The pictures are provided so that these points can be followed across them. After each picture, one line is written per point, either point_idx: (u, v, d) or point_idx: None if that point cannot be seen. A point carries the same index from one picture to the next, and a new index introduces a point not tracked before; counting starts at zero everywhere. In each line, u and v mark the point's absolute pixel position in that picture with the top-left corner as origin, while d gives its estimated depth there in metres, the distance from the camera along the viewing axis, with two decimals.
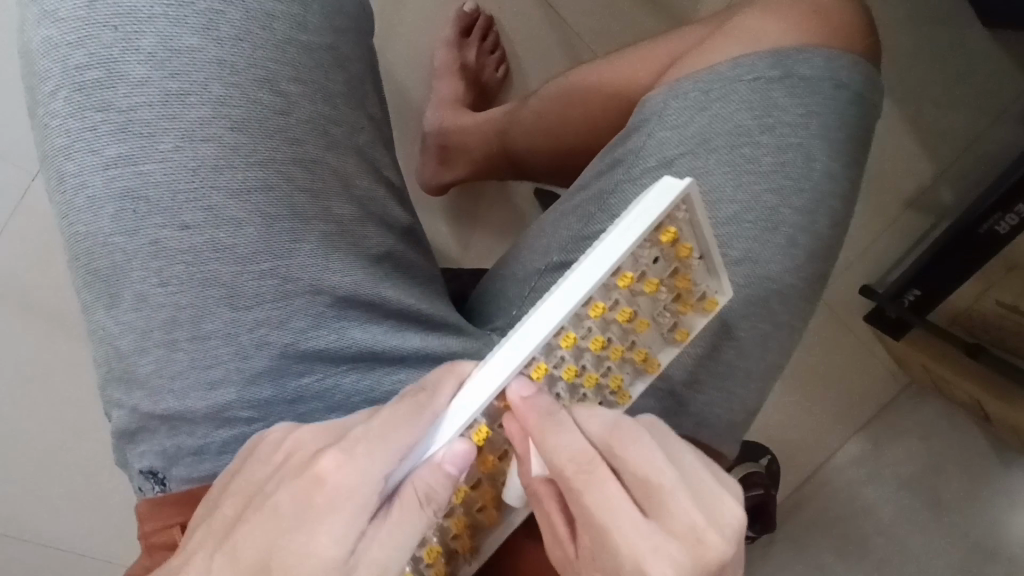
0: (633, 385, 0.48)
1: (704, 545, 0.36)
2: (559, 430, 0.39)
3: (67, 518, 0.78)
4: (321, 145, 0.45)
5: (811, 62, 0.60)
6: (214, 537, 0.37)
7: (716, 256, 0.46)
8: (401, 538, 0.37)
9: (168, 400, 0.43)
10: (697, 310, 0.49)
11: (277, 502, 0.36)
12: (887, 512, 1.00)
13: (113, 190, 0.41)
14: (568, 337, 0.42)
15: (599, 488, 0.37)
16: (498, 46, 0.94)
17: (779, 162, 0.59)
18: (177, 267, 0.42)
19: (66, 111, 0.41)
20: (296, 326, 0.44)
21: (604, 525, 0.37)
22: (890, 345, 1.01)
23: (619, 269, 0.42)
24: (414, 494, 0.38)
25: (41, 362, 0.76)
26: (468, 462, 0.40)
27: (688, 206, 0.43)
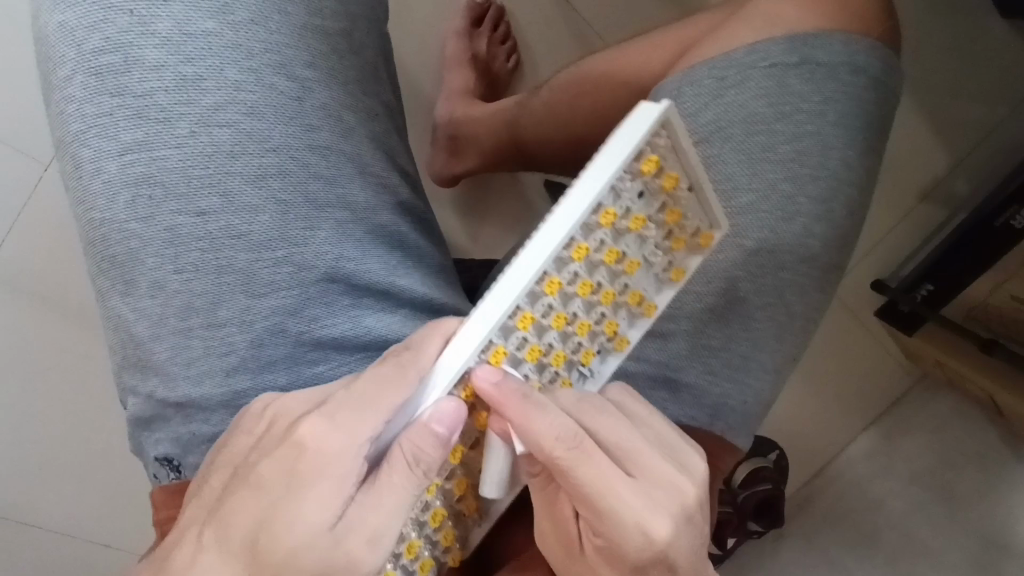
0: (630, 329, 0.47)
1: (680, 490, 0.42)
2: (542, 411, 0.39)
3: (81, 507, 0.79)
4: (336, 132, 0.45)
5: (829, 48, 0.59)
6: (205, 511, 0.39)
7: (704, 185, 0.45)
8: (390, 504, 0.37)
9: (183, 387, 0.43)
10: (690, 245, 0.47)
11: (262, 473, 0.38)
12: (897, 505, 0.97)
13: (129, 175, 0.41)
14: (553, 281, 0.41)
15: (591, 462, 0.39)
16: (508, 36, 0.94)
17: (795, 150, 0.58)
18: (193, 253, 0.41)
19: (81, 96, 0.41)
20: (311, 313, 0.44)
21: (606, 493, 0.39)
22: (901, 340, 1.00)
23: (599, 206, 0.41)
24: (399, 459, 0.37)
25: (53, 352, 0.76)
26: (459, 421, 0.38)
27: (668, 131, 0.41)
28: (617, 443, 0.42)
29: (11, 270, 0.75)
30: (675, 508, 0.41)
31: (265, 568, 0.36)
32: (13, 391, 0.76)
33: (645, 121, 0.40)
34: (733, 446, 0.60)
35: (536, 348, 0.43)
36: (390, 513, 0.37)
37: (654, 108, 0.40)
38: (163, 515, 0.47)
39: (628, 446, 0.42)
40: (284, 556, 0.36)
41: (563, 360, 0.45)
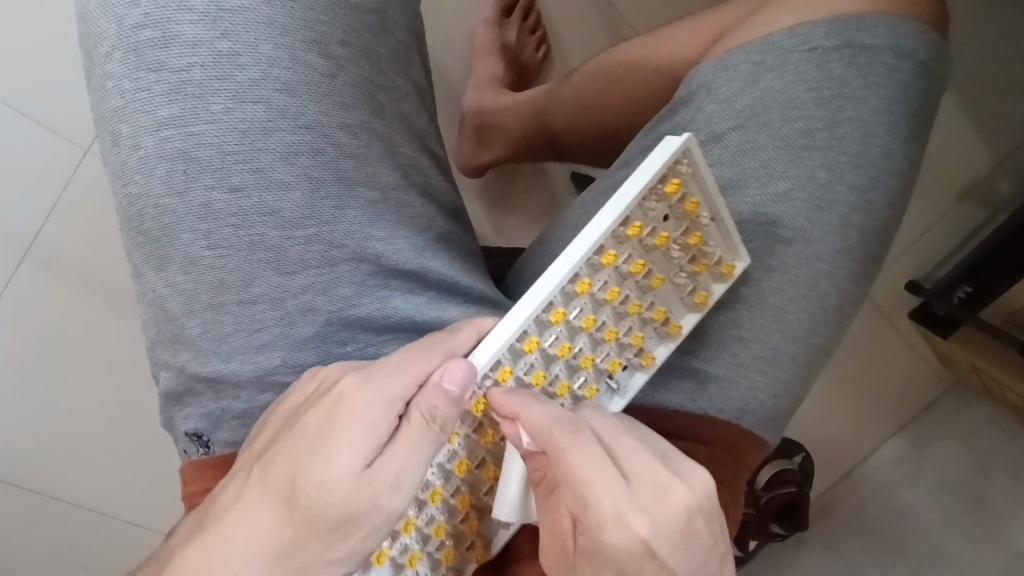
0: (657, 347, 0.49)
1: (675, 491, 0.38)
2: (543, 403, 0.40)
3: (110, 486, 0.81)
4: (367, 111, 0.45)
5: (872, 31, 0.57)
6: (250, 460, 0.41)
7: (727, 216, 0.47)
8: (413, 459, 0.38)
9: (214, 362, 0.44)
10: (713, 272, 0.49)
11: (304, 425, 0.39)
12: (924, 517, 0.92)
13: (165, 151, 0.41)
14: (585, 282, 0.43)
15: (582, 451, 0.39)
16: (538, 25, 0.93)
17: (834, 137, 0.57)
18: (226, 230, 0.42)
19: (121, 71, 0.41)
20: (339, 293, 0.44)
21: (594, 481, 0.38)
22: (935, 344, 0.98)
23: (628, 219, 0.43)
24: (420, 417, 0.39)
25: (87, 332, 0.78)
26: (471, 381, 0.40)
27: (692, 157, 0.44)
28: (615, 445, 0.40)
29: (47, 252, 0.76)
30: (665, 514, 0.38)
31: (299, 508, 0.37)
32: (45, 373, 0.77)
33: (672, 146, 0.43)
34: (761, 443, 0.59)
35: (566, 345, 0.44)
36: (413, 467, 0.38)
37: (680, 136, 0.42)
38: (191, 489, 0.47)
39: (626, 449, 0.40)
40: (312, 498, 0.37)
41: (591, 365, 0.46)
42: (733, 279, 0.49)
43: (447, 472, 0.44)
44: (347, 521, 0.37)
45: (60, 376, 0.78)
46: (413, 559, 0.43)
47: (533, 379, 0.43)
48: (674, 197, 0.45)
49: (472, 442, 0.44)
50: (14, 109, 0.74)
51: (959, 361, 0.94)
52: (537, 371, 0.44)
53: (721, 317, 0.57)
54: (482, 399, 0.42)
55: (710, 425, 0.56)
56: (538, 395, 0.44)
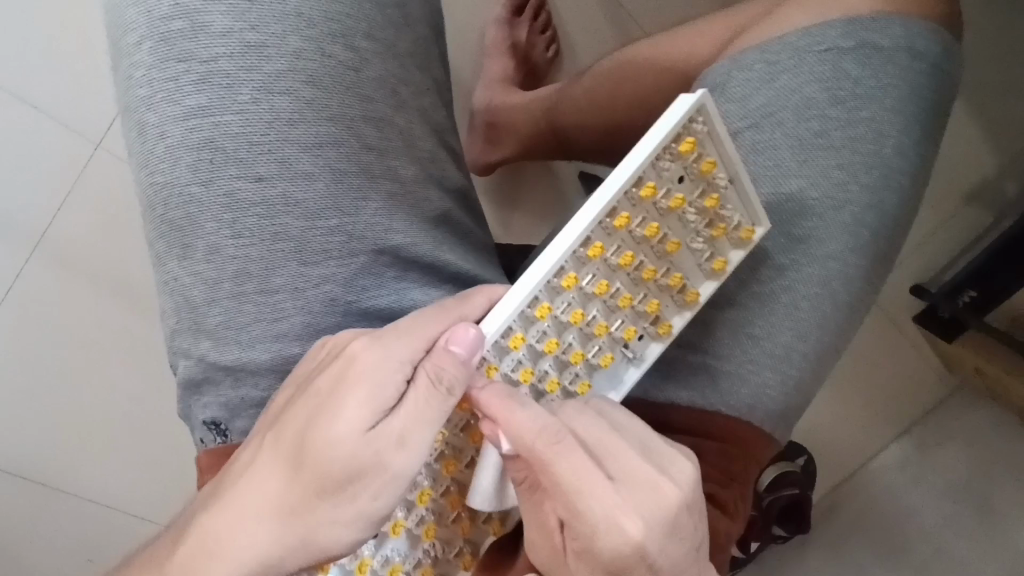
0: (674, 316, 0.49)
1: (664, 491, 0.40)
2: (528, 407, 0.39)
3: (110, 475, 0.80)
4: (389, 105, 0.45)
5: (888, 32, 0.57)
6: (266, 422, 0.41)
7: (743, 179, 0.47)
8: (420, 418, 0.39)
9: (234, 351, 0.44)
10: (732, 238, 0.49)
11: (316, 387, 0.40)
12: (929, 519, 0.95)
13: (191, 140, 0.41)
14: (597, 246, 0.43)
15: (567, 458, 0.39)
16: (549, 25, 0.93)
17: (848, 137, 0.57)
18: (250, 219, 0.42)
19: (150, 61, 0.42)
20: (359, 283, 0.44)
21: (583, 489, 0.39)
22: (938, 345, 0.98)
23: (642, 180, 0.43)
24: (425, 377, 0.39)
25: (97, 326, 0.78)
26: (479, 346, 0.40)
27: (706, 115, 0.44)
28: (599, 446, 0.40)
29: (59, 244, 0.76)
30: (654, 513, 0.39)
31: (312, 464, 0.38)
32: (56, 368, 0.77)
33: (686, 103, 0.43)
34: (769, 439, 0.58)
35: (579, 311, 0.45)
36: (420, 426, 0.39)
37: (692, 94, 0.42)
38: (208, 478, 0.48)
39: (611, 449, 0.40)
40: (324, 455, 0.38)
41: (606, 332, 0.46)
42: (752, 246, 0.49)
43: (461, 441, 0.44)
44: (354, 477, 0.38)
45: (71, 372, 0.78)
46: (429, 529, 0.43)
47: (545, 347, 0.44)
48: (689, 157, 0.45)
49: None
50: (25, 101, 0.74)
51: (964, 363, 0.93)
52: (549, 338, 0.44)
53: (733, 314, 0.58)
54: (494, 366, 0.42)
55: (718, 421, 0.56)
56: (552, 362, 0.45)
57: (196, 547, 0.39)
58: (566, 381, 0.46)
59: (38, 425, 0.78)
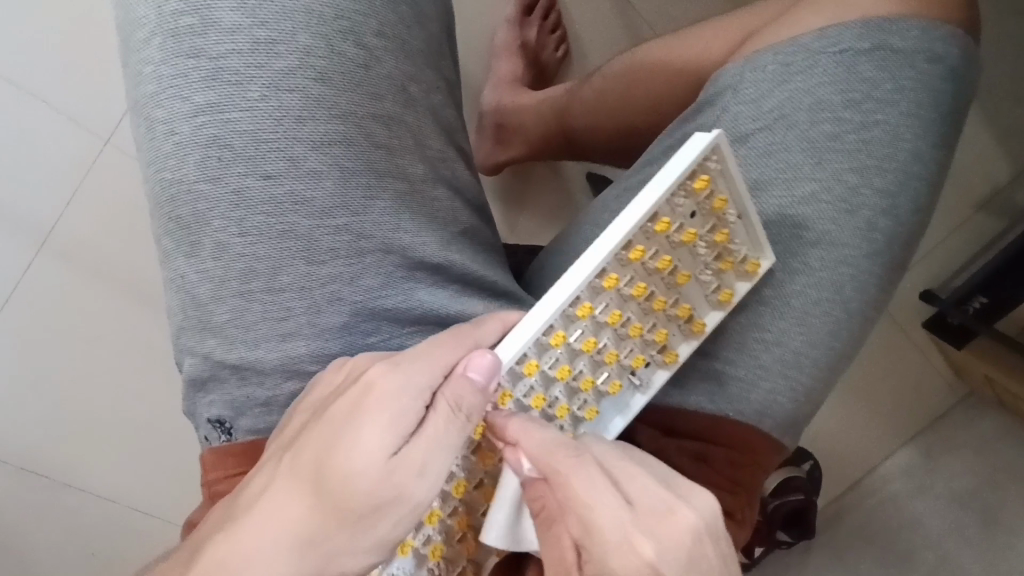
0: (681, 343, 0.50)
1: (679, 513, 0.37)
2: (546, 427, 0.41)
3: (120, 474, 0.81)
4: (399, 102, 0.45)
5: (904, 34, 0.56)
6: (281, 448, 0.41)
7: (752, 215, 0.48)
8: (436, 440, 0.39)
9: (240, 349, 0.44)
10: (737, 270, 0.50)
11: (334, 414, 0.39)
12: (934, 529, 0.91)
13: (200, 137, 0.41)
14: (612, 277, 0.44)
15: (583, 473, 0.38)
16: (559, 25, 0.93)
17: (862, 140, 0.56)
18: (258, 217, 0.42)
19: (159, 57, 0.41)
20: (366, 283, 0.44)
21: (597, 503, 0.37)
22: (947, 353, 0.97)
23: (656, 215, 0.44)
24: (444, 403, 0.39)
25: (101, 321, 0.78)
26: (496, 371, 0.41)
27: (721, 155, 0.45)
28: (616, 468, 0.40)
29: (64, 239, 0.76)
30: (669, 538, 0.37)
31: (329, 495, 0.37)
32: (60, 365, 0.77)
33: (702, 143, 0.44)
34: (778, 447, 0.58)
35: (592, 340, 0.46)
36: (440, 450, 0.39)
37: (708, 134, 0.43)
38: (211, 477, 0.47)
39: (629, 471, 0.39)
40: (341, 485, 0.37)
41: (615, 360, 0.47)
42: (758, 278, 0.50)
43: (470, 464, 0.44)
44: (378, 504, 0.37)
45: (76, 368, 0.78)
46: (435, 549, 0.44)
47: (558, 373, 0.45)
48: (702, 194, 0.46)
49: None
50: (33, 95, 0.74)
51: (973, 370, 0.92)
52: (562, 365, 0.45)
53: (743, 318, 0.57)
54: (507, 393, 0.43)
55: (728, 428, 0.56)
56: (563, 388, 0.46)
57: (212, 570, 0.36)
58: (576, 407, 0.47)
59: (40, 420, 0.77)
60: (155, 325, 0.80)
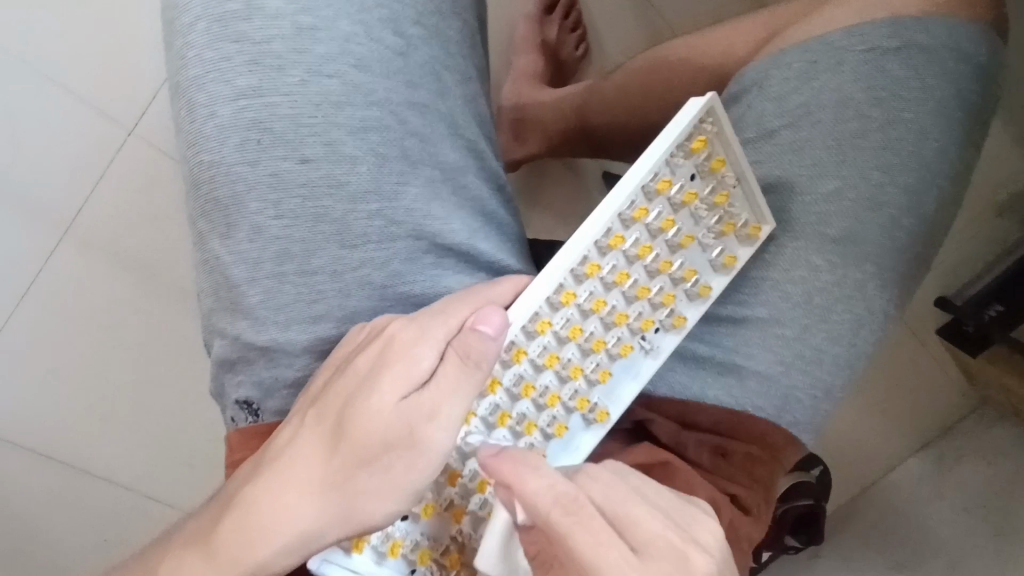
0: (688, 309, 0.52)
1: (693, 561, 0.37)
2: (542, 475, 0.39)
3: (136, 460, 0.81)
4: (433, 91, 0.46)
5: (932, 32, 0.57)
6: (308, 402, 0.43)
7: (750, 180, 0.52)
8: (449, 390, 0.40)
9: (271, 330, 0.45)
10: (739, 235, 0.53)
11: (356, 366, 0.41)
12: (947, 534, 0.86)
13: (241, 120, 0.42)
14: (617, 236, 0.48)
15: (586, 530, 0.37)
16: (580, 23, 0.93)
17: (888, 138, 0.56)
18: (294, 200, 0.43)
19: (203, 41, 0.42)
20: (396, 268, 0.45)
21: (602, 565, 0.36)
22: (965, 360, 0.95)
23: (657, 174, 0.49)
24: (455, 351, 0.41)
25: (123, 308, 0.79)
26: (504, 324, 0.41)
27: (715, 117, 0.49)
28: (620, 514, 0.39)
29: (91, 225, 0.77)
30: None
31: (346, 441, 0.40)
32: (83, 350, 0.79)
33: (696, 106, 0.48)
34: (796, 444, 0.57)
35: (601, 299, 0.48)
36: (450, 399, 0.40)
37: (701, 97, 0.48)
38: (235, 457, 0.48)
39: (634, 518, 0.38)
40: (361, 432, 0.40)
41: (625, 321, 0.50)
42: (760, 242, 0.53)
43: (490, 425, 0.46)
44: (385, 450, 0.40)
45: (99, 354, 0.79)
46: (458, 513, 0.45)
47: (570, 332, 0.48)
48: (698, 155, 0.50)
49: (513, 396, 0.47)
50: (65, 84, 0.75)
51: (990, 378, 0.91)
52: (574, 324, 0.48)
53: (764, 313, 0.57)
54: (520, 349, 0.46)
55: (746, 423, 0.56)
56: (576, 348, 0.48)
57: (241, 520, 0.40)
58: (589, 370, 0.49)
59: (62, 403, 0.79)
60: (177, 314, 0.81)
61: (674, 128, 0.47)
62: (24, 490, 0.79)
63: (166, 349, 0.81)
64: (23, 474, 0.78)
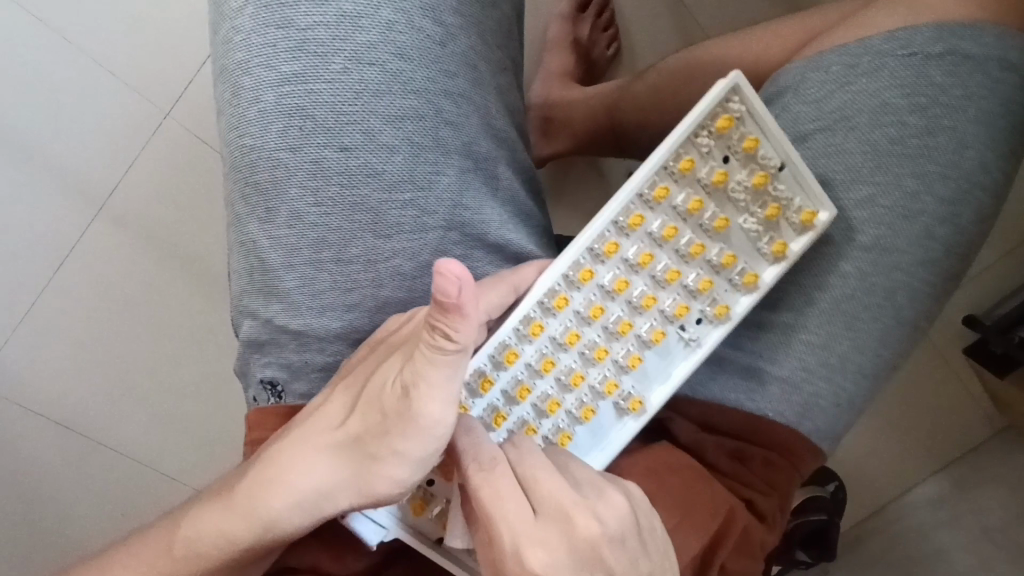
0: (730, 298, 0.50)
1: (577, 526, 0.39)
2: (472, 434, 0.43)
3: (154, 438, 0.83)
4: (470, 81, 0.46)
5: (978, 40, 0.55)
6: (340, 375, 0.45)
7: (796, 160, 0.48)
8: (428, 368, 0.37)
9: (304, 314, 0.46)
10: (791, 222, 0.50)
11: (389, 341, 0.43)
12: (961, 563, 0.86)
13: (283, 106, 0.43)
14: (638, 216, 0.48)
15: (492, 483, 0.40)
16: (612, 23, 0.93)
17: (927, 146, 0.55)
18: (332, 188, 0.44)
19: (250, 26, 0.43)
20: (427, 258, 0.46)
21: (497, 514, 0.40)
22: (986, 380, 0.92)
23: (678, 155, 0.47)
24: (427, 336, 0.36)
25: (147, 288, 0.81)
26: (458, 283, 0.33)
27: (743, 95, 0.47)
28: (528, 475, 0.41)
29: (121, 205, 0.79)
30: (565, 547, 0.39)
31: (361, 405, 0.41)
32: (108, 327, 0.81)
33: (719, 85, 0.46)
34: (816, 451, 0.57)
35: (624, 279, 0.48)
36: (430, 374, 0.37)
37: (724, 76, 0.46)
38: (252, 436, 0.49)
39: (539, 479, 0.41)
40: (373, 396, 0.41)
41: (654, 305, 0.49)
42: (815, 230, 0.50)
43: (512, 400, 0.47)
44: (382, 421, 0.40)
45: (125, 332, 0.81)
46: None
47: (591, 311, 0.48)
48: (729, 135, 0.48)
49: (534, 371, 0.48)
50: (103, 66, 0.77)
51: (1013, 401, 0.88)
52: (594, 304, 0.48)
53: (789, 318, 0.56)
54: (536, 324, 0.47)
55: (767, 429, 0.55)
56: (600, 329, 0.49)
57: (262, 477, 0.42)
58: (617, 353, 0.49)
59: (87, 377, 0.81)
60: (198, 297, 0.82)
61: (696, 109, 0.46)
62: (44, 458, 0.81)
63: (183, 329, 0.82)
64: (46, 443, 0.81)
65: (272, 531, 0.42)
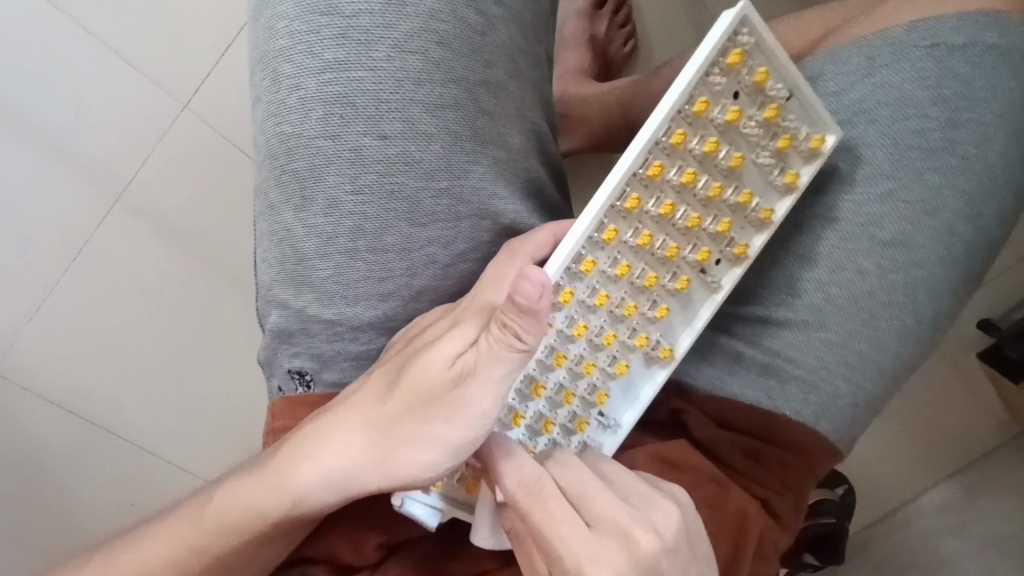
0: (750, 236, 0.52)
1: (637, 541, 0.38)
2: (511, 457, 0.41)
3: (173, 425, 0.85)
4: (505, 72, 0.47)
5: (1007, 32, 0.55)
6: (370, 367, 0.46)
7: (802, 86, 0.48)
8: (490, 357, 0.39)
9: (338, 304, 0.47)
10: (802, 151, 0.51)
11: (421, 333, 0.44)
12: None
13: (325, 94, 0.43)
14: (658, 167, 0.46)
15: (542, 508, 0.39)
16: (629, 20, 0.93)
17: (950, 139, 0.55)
18: (370, 175, 0.44)
19: (294, 12, 0.43)
20: (459, 247, 0.47)
21: (555, 540, 0.38)
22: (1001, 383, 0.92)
23: (694, 96, 0.45)
24: (495, 331, 0.38)
25: (164, 279, 0.82)
26: (543, 287, 0.35)
27: (751, 26, 0.45)
28: (580, 494, 0.40)
29: (133, 194, 0.80)
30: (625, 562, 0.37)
31: (397, 395, 0.42)
32: (128, 314, 0.82)
33: (727, 17, 0.44)
34: (835, 454, 0.57)
35: (649, 233, 0.47)
36: (490, 366, 0.39)
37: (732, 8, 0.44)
38: (277, 424, 0.51)
39: (589, 496, 0.40)
40: (413, 388, 0.41)
41: (678, 254, 0.49)
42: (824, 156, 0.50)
43: (547, 366, 0.47)
44: (426, 405, 0.41)
45: (145, 320, 0.82)
46: (547, 424, 0.47)
47: (619, 270, 0.47)
48: (739, 69, 0.46)
49: (567, 337, 0.47)
50: (115, 52, 0.77)
51: None
52: (622, 263, 0.47)
53: (809, 316, 0.56)
54: (569, 290, 0.45)
55: (787, 428, 0.55)
56: (626, 286, 0.48)
57: (292, 468, 0.44)
58: (647, 308, 0.50)
59: (102, 364, 0.82)
60: (212, 289, 0.84)
61: (705, 45, 0.44)
62: (56, 443, 0.82)
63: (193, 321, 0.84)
64: (61, 428, 0.82)
65: (298, 508, 0.44)
